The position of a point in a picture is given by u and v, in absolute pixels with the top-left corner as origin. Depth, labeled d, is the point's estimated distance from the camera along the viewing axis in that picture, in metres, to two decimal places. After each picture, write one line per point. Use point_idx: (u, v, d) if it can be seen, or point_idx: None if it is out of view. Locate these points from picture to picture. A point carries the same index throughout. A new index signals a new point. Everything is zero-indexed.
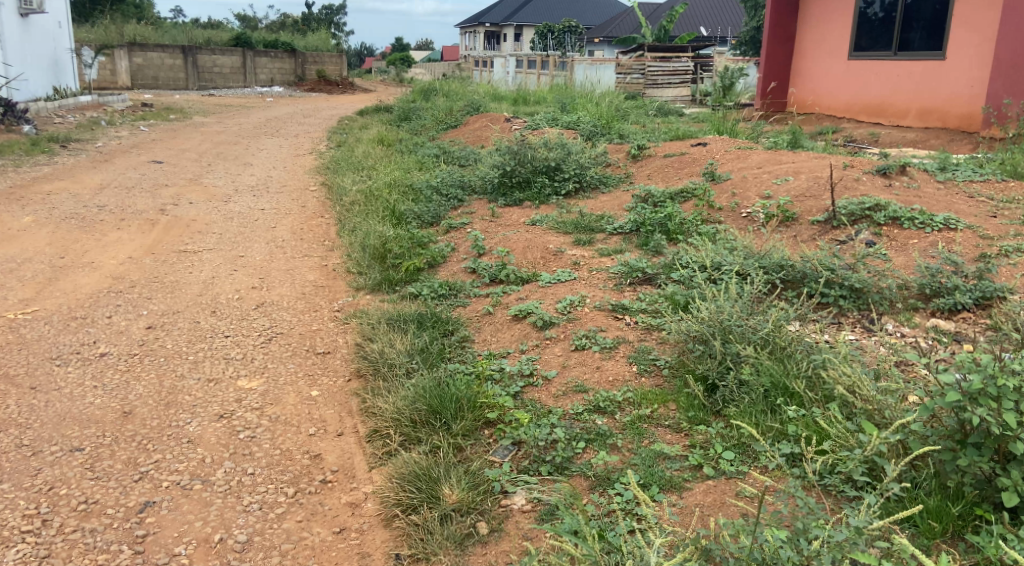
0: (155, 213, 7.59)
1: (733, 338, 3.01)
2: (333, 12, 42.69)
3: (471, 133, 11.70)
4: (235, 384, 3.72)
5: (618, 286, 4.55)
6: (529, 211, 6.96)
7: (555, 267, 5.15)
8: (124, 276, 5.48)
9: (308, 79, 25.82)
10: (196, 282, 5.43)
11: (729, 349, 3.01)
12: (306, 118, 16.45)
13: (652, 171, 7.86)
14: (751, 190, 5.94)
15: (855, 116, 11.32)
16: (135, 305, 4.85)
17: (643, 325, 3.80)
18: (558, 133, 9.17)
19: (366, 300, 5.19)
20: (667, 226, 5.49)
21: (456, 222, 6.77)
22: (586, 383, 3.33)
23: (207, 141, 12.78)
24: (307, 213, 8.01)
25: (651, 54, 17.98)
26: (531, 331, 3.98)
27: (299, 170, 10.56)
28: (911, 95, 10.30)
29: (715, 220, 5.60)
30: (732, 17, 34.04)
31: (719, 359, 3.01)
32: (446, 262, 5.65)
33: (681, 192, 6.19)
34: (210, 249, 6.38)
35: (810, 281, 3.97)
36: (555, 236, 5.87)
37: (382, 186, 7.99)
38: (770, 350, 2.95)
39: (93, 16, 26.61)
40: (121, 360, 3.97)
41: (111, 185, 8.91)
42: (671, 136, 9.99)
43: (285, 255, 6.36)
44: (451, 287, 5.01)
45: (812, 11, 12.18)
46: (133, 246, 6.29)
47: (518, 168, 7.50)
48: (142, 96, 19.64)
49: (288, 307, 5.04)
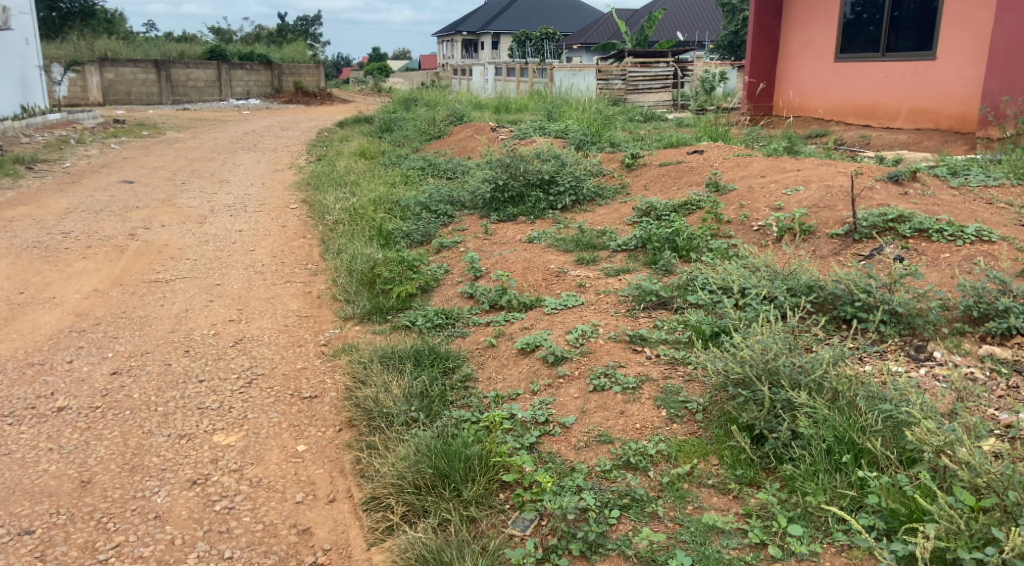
0: (125, 238, 7.15)
1: (783, 382, 2.61)
2: (309, 23, 42.23)
3: (457, 144, 11.31)
4: (209, 441, 3.31)
5: (630, 311, 4.15)
6: (524, 227, 6.57)
7: (559, 290, 4.77)
8: (88, 312, 5.07)
9: (284, 90, 25.32)
10: (167, 317, 5.02)
11: (778, 395, 2.62)
12: (284, 131, 15.99)
13: (649, 181, 7.52)
14: (762, 199, 5.59)
15: (845, 118, 11.01)
16: (100, 348, 4.44)
17: (666, 358, 3.40)
18: (548, 144, 8.81)
19: (355, 332, 4.78)
20: (676, 241, 5.09)
21: (447, 241, 6.38)
22: (609, 432, 2.92)
23: (181, 158, 12.31)
24: (288, 233, 7.59)
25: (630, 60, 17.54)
26: (539, 366, 3.58)
27: (278, 186, 10.13)
28: (903, 95, 10.00)
29: (726, 234, 5.23)
30: (710, 21, 33.79)
31: (767, 407, 2.61)
32: (440, 286, 5.27)
33: (685, 204, 5.85)
34: (183, 278, 5.95)
35: (845, 304, 3.59)
36: (555, 254, 5.50)
37: (367, 203, 7.58)
38: (826, 395, 2.57)
39: (63, 32, 26.00)
40: (82, 416, 3.57)
41: (78, 208, 8.45)
42: (663, 142, 9.66)
43: (265, 281, 5.95)
44: (447, 315, 4.64)
45: (797, 10, 11.88)
46: (100, 277, 5.86)
47: (510, 182, 7.13)
48: (114, 112, 19.09)
49: (269, 343, 4.63)
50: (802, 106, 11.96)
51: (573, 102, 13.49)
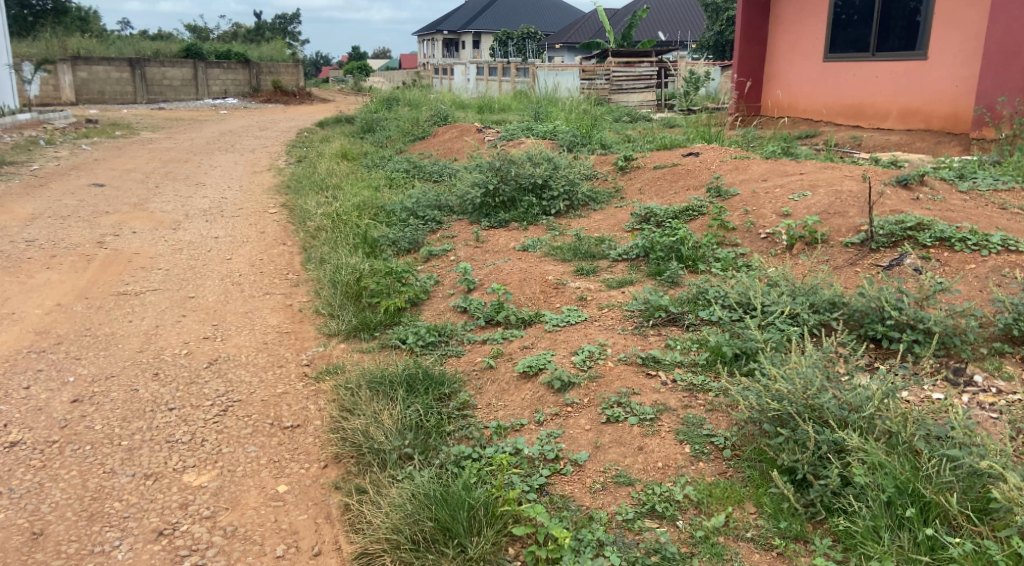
0: (92, 246, 6.77)
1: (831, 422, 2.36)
2: (288, 22, 41.64)
3: (442, 145, 10.99)
4: (179, 481, 3.00)
5: (637, 328, 3.84)
6: (516, 234, 6.28)
7: (558, 304, 4.49)
8: (49, 330, 4.75)
9: (262, 90, 24.78)
10: (136, 336, 4.70)
11: (823, 435, 2.37)
12: (262, 131, 15.58)
13: (644, 185, 7.26)
14: (768, 203, 5.31)
15: (835, 119, 10.78)
16: (60, 371, 4.11)
17: (683, 383, 3.09)
18: (538, 145, 8.52)
19: (340, 350, 4.47)
20: (680, 250, 4.79)
21: (436, 249, 6.08)
22: (628, 472, 2.62)
23: (155, 159, 11.87)
24: (266, 240, 7.24)
25: (615, 60, 17.36)
26: (542, 393, 3.27)
27: (256, 189, 9.76)
28: (894, 96, 9.78)
29: (732, 242, 4.94)
30: (692, 22, 33.70)
31: (812, 449, 2.37)
32: (430, 299, 4.97)
33: (686, 210, 5.59)
34: (154, 290, 5.62)
35: (873, 324, 3.27)
36: (552, 264, 5.21)
37: (351, 209, 7.25)
38: (882, 439, 2.34)
39: (35, 30, 25.30)
40: (37, 451, 3.25)
41: (44, 213, 8.06)
42: (655, 143, 9.41)
43: (242, 293, 5.62)
44: (440, 332, 4.32)
45: (784, 10, 11.67)
46: (64, 291, 5.52)
47: (501, 187, 6.85)
48: (87, 112, 18.56)
49: (247, 363, 4.31)
50: (791, 106, 11.72)
51: (559, 102, 13.21)
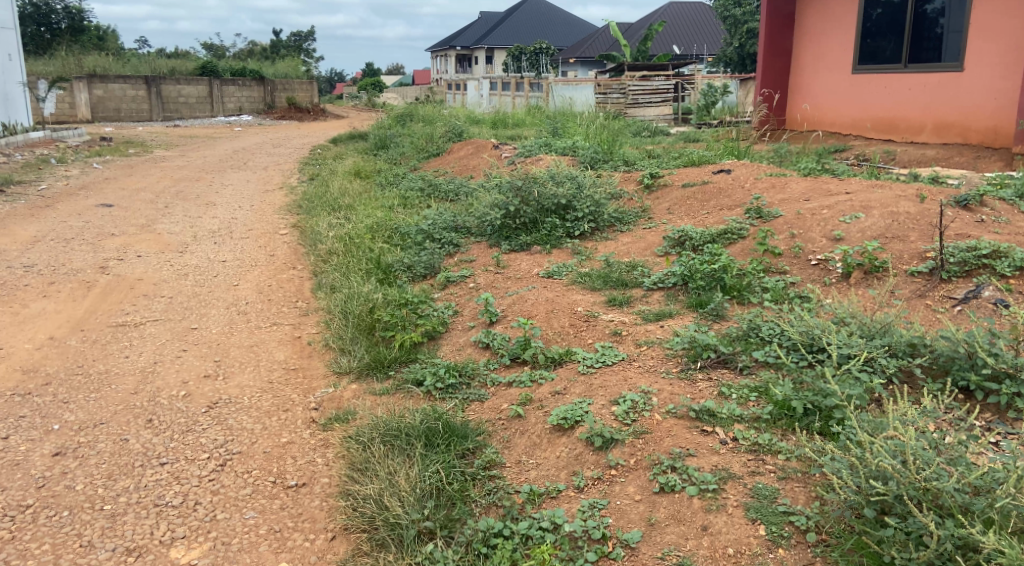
0: (94, 271, 6.43)
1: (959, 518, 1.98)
2: (303, 39, 41.69)
3: (458, 162, 10.66)
4: (164, 558, 2.70)
5: (683, 372, 3.39)
6: (539, 259, 5.89)
7: (590, 340, 4.09)
8: (38, 368, 4.40)
9: (276, 106, 24.61)
10: (130, 374, 4.32)
11: (947, 531, 2.00)
12: (276, 149, 15.31)
13: (673, 206, 6.85)
14: (815, 225, 4.89)
15: (866, 132, 10.30)
16: (44, 419, 3.75)
17: (746, 441, 2.67)
18: (558, 163, 8.15)
19: (352, 391, 4.08)
20: (724, 279, 4.38)
21: (454, 275, 5.70)
22: (691, 560, 2.26)
23: (166, 178, 11.58)
24: (276, 264, 6.88)
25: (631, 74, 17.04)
26: (580, 450, 2.86)
27: (268, 208, 9.43)
28: (928, 108, 9.31)
29: (780, 269, 4.52)
30: (707, 39, 33.37)
31: (934, 548, 2.01)
32: (449, 333, 4.57)
33: (724, 233, 5.20)
34: (154, 321, 5.27)
35: (961, 370, 2.84)
36: (581, 293, 4.80)
37: (364, 232, 6.90)
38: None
39: (51, 49, 25.30)
40: (6, 519, 2.92)
41: (47, 236, 7.75)
42: (682, 159, 9.02)
43: (247, 324, 5.24)
44: (461, 372, 3.92)
45: (809, 21, 11.25)
46: (60, 324, 5.18)
47: (522, 208, 6.47)
48: (101, 129, 18.37)
49: (249, 407, 3.92)
50: (818, 119, 11.25)
51: (578, 117, 12.84)
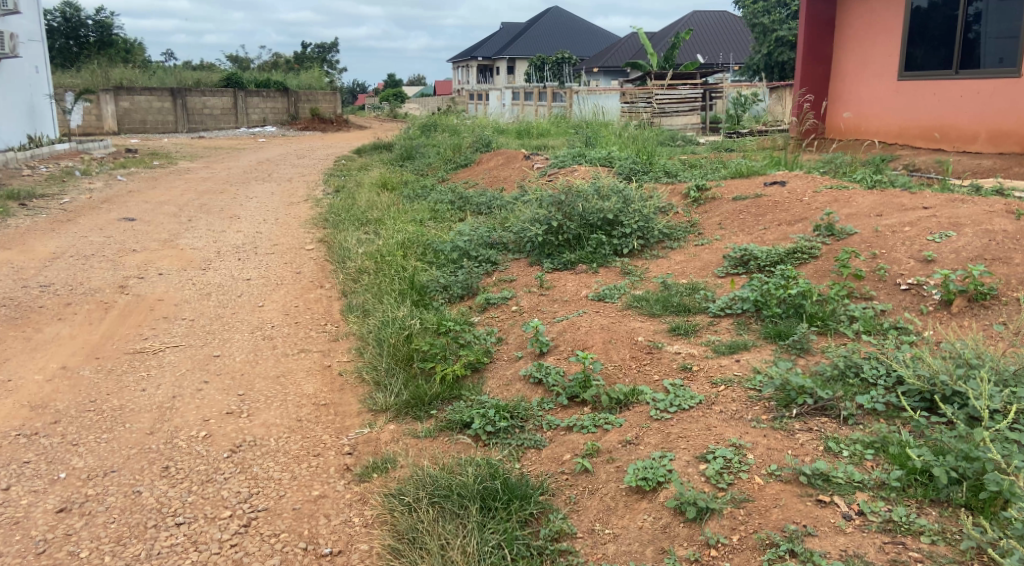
0: (113, 291, 6.08)
1: None
2: (327, 50, 41.72)
3: (488, 173, 10.27)
4: None
5: (776, 420, 2.93)
6: (586, 279, 5.46)
7: (656, 375, 3.64)
8: (47, 404, 4.02)
9: (300, 117, 24.40)
10: (146, 410, 3.94)
11: None
12: (300, 160, 15.01)
13: (724, 219, 6.37)
14: (899, 244, 4.43)
15: (913, 141, 9.72)
16: (50, 465, 3.38)
17: (878, 517, 2.29)
18: (597, 174, 7.72)
19: (391, 432, 3.67)
20: (804, 306, 3.92)
21: (494, 296, 5.28)
22: None
23: (190, 190, 11.29)
24: (303, 282, 6.50)
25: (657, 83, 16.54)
26: (668, 521, 2.46)
27: (293, 222, 9.08)
28: (978, 115, 8.78)
29: (865, 294, 4.07)
30: (734, 49, 32.94)
31: None
32: (495, 364, 4.14)
33: (792, 253, 4.74)
34: (174, 347, 4.88)
35: None
36: (638, 320, 4.35)
37: (395, 249, 6.50)
38: None
39: (78, 61, 25.34)
40: None
41: (66, 252, 7.43)
42: (728, 169, 8.55)
43: (273, 351, 4.84)
44: (513, 413, 3.48)
45: (851, 25, 10.68)
46: (74, 351, 4.82)
47: (565, 223, 6.02)
48: (127, 141, 18.21)
49: (277, 451, 3.51)
50: (860, 127, 10.64)
51: (610, 126, 12.41)
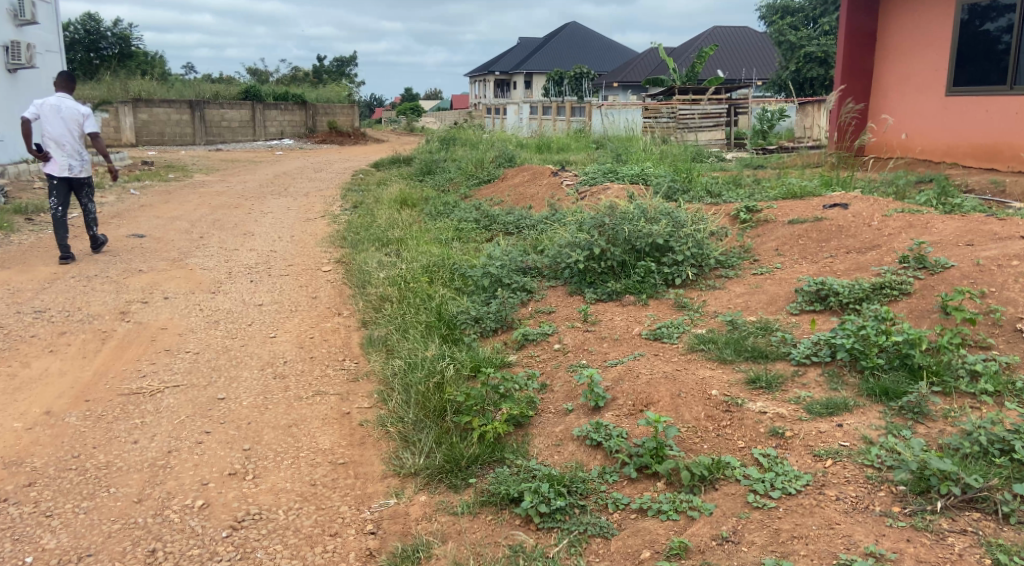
0: (112, 318, 5.54)
1: None
2: (346, 64, 41.50)
3: (513, 190, 9.69)
4: None
5: (917, 518, 2.38)
6: (636, 312, 4.85)
7: (743, 442, 3.03)
8: (24, 460, 3.46)
9: (317, 131, 24.07)
10: (136, 470, 3.36)
11: None
12: (317, 174, 14.51)
13: (783, 244, 5.73)
14: (1011, 282, 3.81)
15: (961, 160, 8.98)
16: (16, 546, 2.84)
17: None
18: (634, 193, 7.10)
19: (422, 504, 3.09)
20: (913, 358, 3.32)
21: (532, 331, 4.67)
22: None
23: (204, 205, 10.80)
24: (319, 309, 5.93)
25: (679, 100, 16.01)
26: None
27: (310, 240, 8.53)
28: None
29: (981, 342, 3.47)
30: (757, 65, 32.33)
31: None
32: (540, 419, 3.52)
33: (879, 288, 4.12)
34: (175, 388, 4.31)
35: None
36: (707, 367, 3.74)
37: (419, 274, 5.92)
38: None
39: (98, 73, 25.08)
40: None
41: (68, 272, 6.91)
42: (775, 189, 7.94)
43: (285, 394, 4.24)
44: (569, 488, 2.87)
45: (895, 37, 10.00)
46: (64, 391, 4.26)
47: (609, 249, 5.40)
48: (144, 153, 17.82)
49: (286, 529, 2.95)
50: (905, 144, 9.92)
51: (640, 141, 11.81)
